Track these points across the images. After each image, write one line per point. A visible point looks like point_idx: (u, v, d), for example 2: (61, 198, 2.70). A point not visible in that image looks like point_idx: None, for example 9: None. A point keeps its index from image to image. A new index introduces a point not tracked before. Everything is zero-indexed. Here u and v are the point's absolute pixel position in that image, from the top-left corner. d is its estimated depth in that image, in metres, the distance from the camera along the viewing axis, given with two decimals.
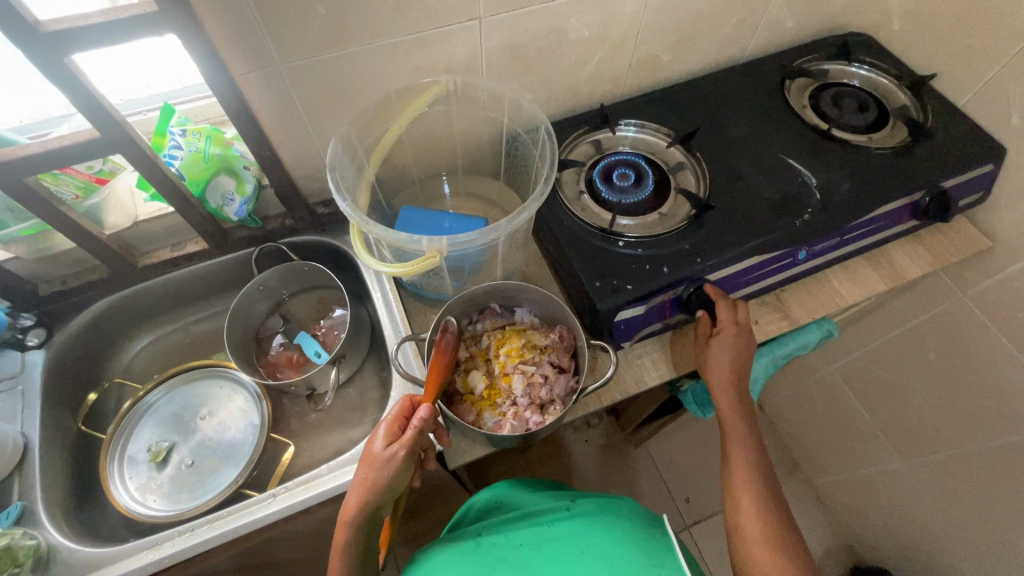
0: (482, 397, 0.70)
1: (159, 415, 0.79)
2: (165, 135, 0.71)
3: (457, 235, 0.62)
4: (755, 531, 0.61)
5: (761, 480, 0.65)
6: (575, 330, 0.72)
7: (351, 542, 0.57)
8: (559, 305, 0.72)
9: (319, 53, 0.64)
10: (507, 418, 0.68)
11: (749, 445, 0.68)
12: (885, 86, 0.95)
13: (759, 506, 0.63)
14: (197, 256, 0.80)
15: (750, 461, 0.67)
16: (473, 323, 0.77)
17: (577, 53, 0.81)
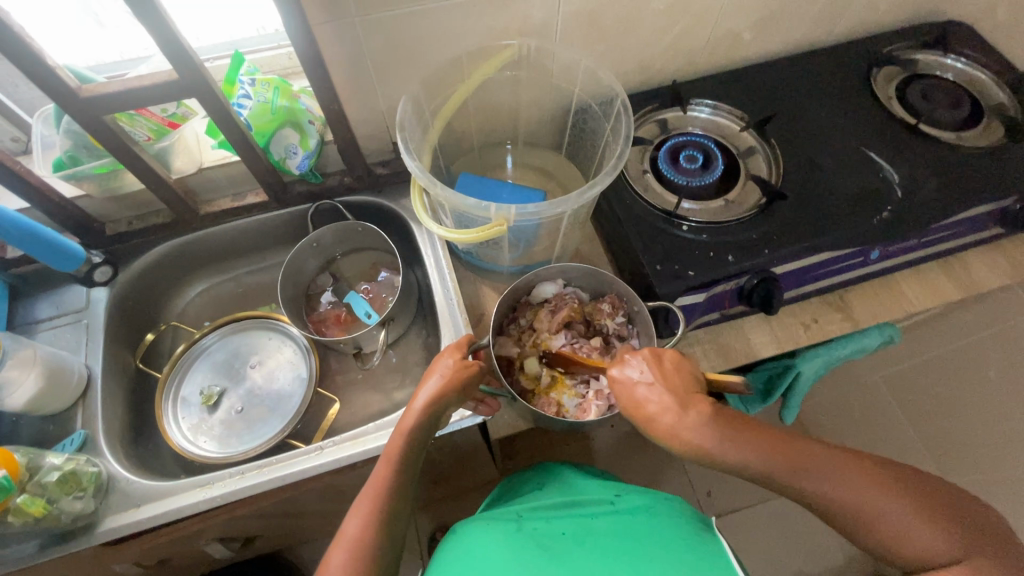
0: (552, 385, 0.69)
1: (212, 360, 0.80)
2: (234, 83, 0.70)
3: (527, 205, 0.60)
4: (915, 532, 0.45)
5: (896, 496, 0.46)
6: (626, 296, 0.70)
7: (407, 453, 0.55)
8: (606, 276, 0.71)
9: (396, 7, 0.62)
10: (590, 399, 0.66)
11: (840, 476, 0.47)
12: (982, 81, 0.89)
13: (889, 505, 0.46)
14: (256, 208, 0.81)
15: (869, 495, 0.46)
16: (515, 316, 0.74)
17: (657, 24, 0.77)
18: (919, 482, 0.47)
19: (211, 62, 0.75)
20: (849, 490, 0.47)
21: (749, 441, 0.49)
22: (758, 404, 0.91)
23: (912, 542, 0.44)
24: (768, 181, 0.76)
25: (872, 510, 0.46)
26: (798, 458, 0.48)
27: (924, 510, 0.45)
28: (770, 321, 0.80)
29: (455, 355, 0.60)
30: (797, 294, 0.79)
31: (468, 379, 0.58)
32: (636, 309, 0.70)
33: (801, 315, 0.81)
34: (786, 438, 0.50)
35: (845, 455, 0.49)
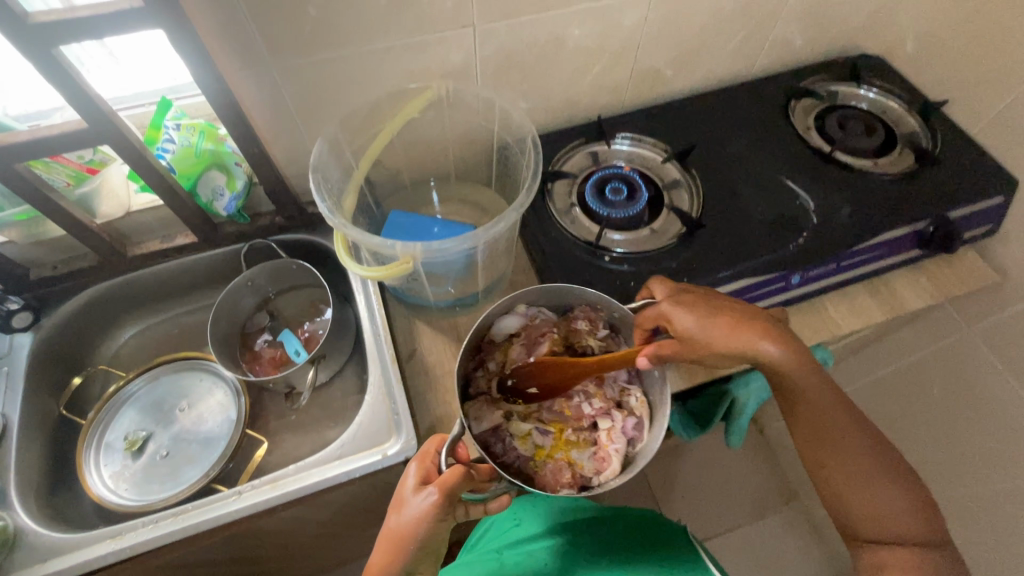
0: (550, 440, 0.63)
1: (140, 404, 0.79)
2: (159, 128, 0.72)
3: (431, 241, 0.60)
4: (893, 506, 0.57)
5: (900, 485, 0.57)
6: (601, 304, 0.66)
7: None
8: (574, 290, 0.65)
9: (312, 52, 0.65)
10: (605, 445, 0.61)
11: (868, 452, 0.58)
12: (895, 110, 0.93)
13: (887, 482, 0.57)
14: (186, 249, 0.80)
15: (880, 480, 0.57)
16: (481, 363, 0.66)
17: (576, 63, 0.81)
18: (917, 484, 0.58)
19: (126, 111, 0.75)
20: (863, 456, 0.58)
21: (809, 382, 0.59)
22: (699, 431, 0.93)
23: (885, 519, 0.57)
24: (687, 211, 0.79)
25: (872, 488, 0.57)
26: (847, 419, 0.59)
27: (913, 505, 0.57)
28: None
29: (417, 483, 0.55)
30: None
31: (424, 521, 0.53)
32: (618, 316, 0.65)
33: None
34: (836, 396, 0.59)
35: (879, 438, 0.59)
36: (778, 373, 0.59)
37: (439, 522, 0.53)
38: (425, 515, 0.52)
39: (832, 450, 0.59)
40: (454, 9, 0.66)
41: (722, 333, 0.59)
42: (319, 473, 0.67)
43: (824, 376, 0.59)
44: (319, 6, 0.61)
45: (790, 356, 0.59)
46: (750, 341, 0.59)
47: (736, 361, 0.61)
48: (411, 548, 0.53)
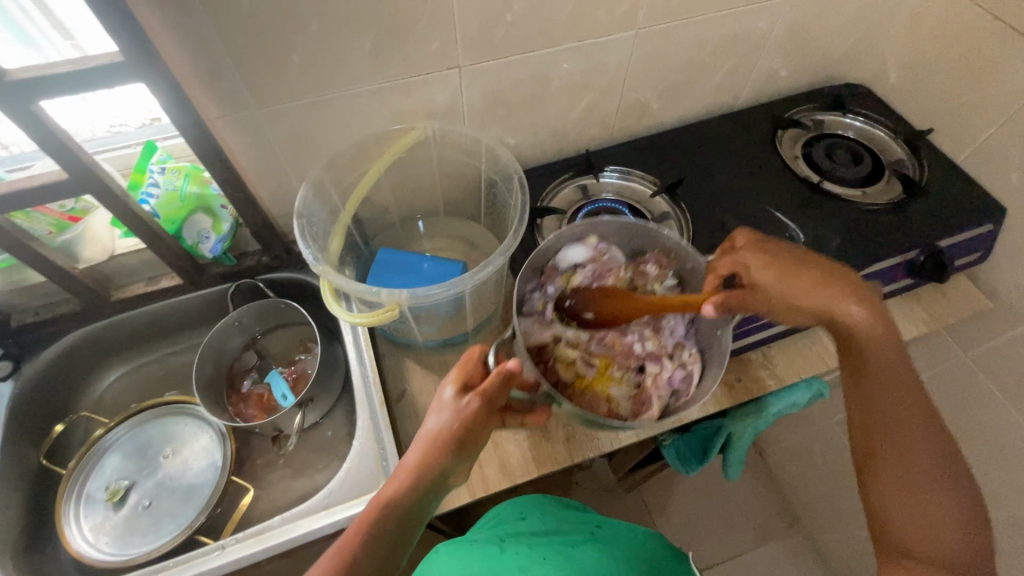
0: (594, 372, 0.64)
1: (121, 452, 0.77)
2: (144, 172, 0.72)
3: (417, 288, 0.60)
4: (945, 517, 0.53)
5: (960, 508, 0.53)
6: (677, 252, 0.68)
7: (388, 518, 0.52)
8: (654, 231, 0.68)
9: (297, 97, 0.65)
10: (647, 389, 0.64)
11: (930, 455, 0.55)
12: (881, 138, 0.93)
13: (946, 494, 0.53)
14: (171, 291, 0.80)
15: (940, 492, 0.53)
16: (541, 286, 0.68)
17: (562, 99, 0.81)
18: (980, 520, 0.53)
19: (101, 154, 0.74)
20: (923, 458, 0.55)
21: (889, 366, 0.58)
22: (696, 465, 0.91)
23: (933, 533, 0.52)
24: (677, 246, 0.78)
25: (928, 498, 0.53)
26: (918, 415, 0.56)
27: (968, 534, 0.52)
28: None
29: (456, 386, 0.57)
30: None
31: (466, 418, 0.54)
32: (691, 266, 0.68)
33: (724, 375, 0.81)
34: (917, 394, 0.57)
35: (950, 455, 0.55)
36: (855, 340, 0.59)
37: (472, 421, 0.54)
38: (469, 410, 0.54)
39: (895, 441, 0.56)
40: (439, 52, 0.67)
41: (801, 288, 0.60)
42: (305, 525, 0.65)
43: (906, 360, 0.58)
44: (303, 53, 0.61)
45: (872, 321, 0.59)
46: (835, 299, 0.60)
47: (809, 318, 0.62)
48: (444, 447, 0.53)
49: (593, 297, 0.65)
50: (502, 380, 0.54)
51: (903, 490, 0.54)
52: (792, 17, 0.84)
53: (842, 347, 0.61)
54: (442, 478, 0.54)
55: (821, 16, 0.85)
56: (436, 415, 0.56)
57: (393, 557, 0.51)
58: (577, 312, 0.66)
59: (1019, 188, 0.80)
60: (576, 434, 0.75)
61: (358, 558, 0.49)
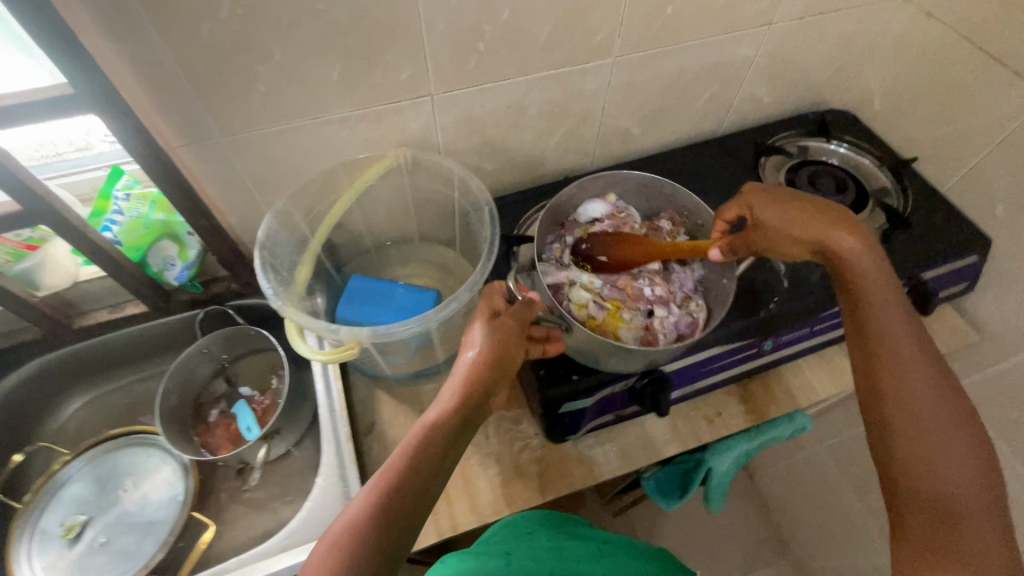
0: (605, 313, 0.68)
1: (80, 486, 0.74)
2: (109, 198, 0.70)
3: (377, 325, 0.59)
4: (954, 448, 0.50)
5: (970, 454, 0.50)
6: (691, 211, 0.76)
7: (426, 441, 0.50)
8: (669, 191, 0.76)
9: (263, 125, 0.64)
10: (654, 329, 0.68)
11: (931, 386, 0.53)
12: (867, 165, 0.90)
13: (953, 425, 0.51)
14: (136, 318, 0.77)
15: (949, 437, 0.51)
16: (561, 237, 0.75)
17: (539, 125, 0.80)
18: (994, 468, 0.50)
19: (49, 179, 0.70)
20: (927, 392, 0.53)
21: (885, 310, 0.57)
22: (679, 499, 0.88)
23: (941, 480, 0.50)
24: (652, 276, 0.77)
25: (935, 444, 0.51)
26: (917, 348, 0.55)
27: (980, 480, 0.49)
28: (671, 415, 0.78)
29: (487, 313, 0.58)
30: (697, 389, 0.77)
31: (498, 342, 0.55)
32: (702, 223, 0.75)
33: (704, 409, 0.79)
34: (917, 337, 0.56)
35: (959, 399, 0.53)
36: (848, 275, 0.60)
37: (511, 344, 0.56)
38: (500, 330, 0.56)
39: (898, 387, 0.54)
40: (409, 81, 0.65)
41: (799, 225, 0.63)
42: (263, 567, 0.63)
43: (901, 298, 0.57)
44: (267, 82, 0.60)
45: (864, 252, 0.60)
46: (829, 234, 0.62)
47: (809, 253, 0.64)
48: (484, 370, 0.54)
49: (610, 243, 0.72)
50: (533, 310, 0.59)
51: (910, 423, 0.52)
52: (774, 46, 0.83)
53: (837, 280, 0.62)
54: (483, 401, 0.55)
55: (803, 44, 0.84)
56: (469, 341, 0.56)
57: (427, 483, 0.49)
58: (593, 256, 0.72)
59: (1004, 220, 0.79)
60: (549, 469, 0.74)
61: (408, 483, 0.48)
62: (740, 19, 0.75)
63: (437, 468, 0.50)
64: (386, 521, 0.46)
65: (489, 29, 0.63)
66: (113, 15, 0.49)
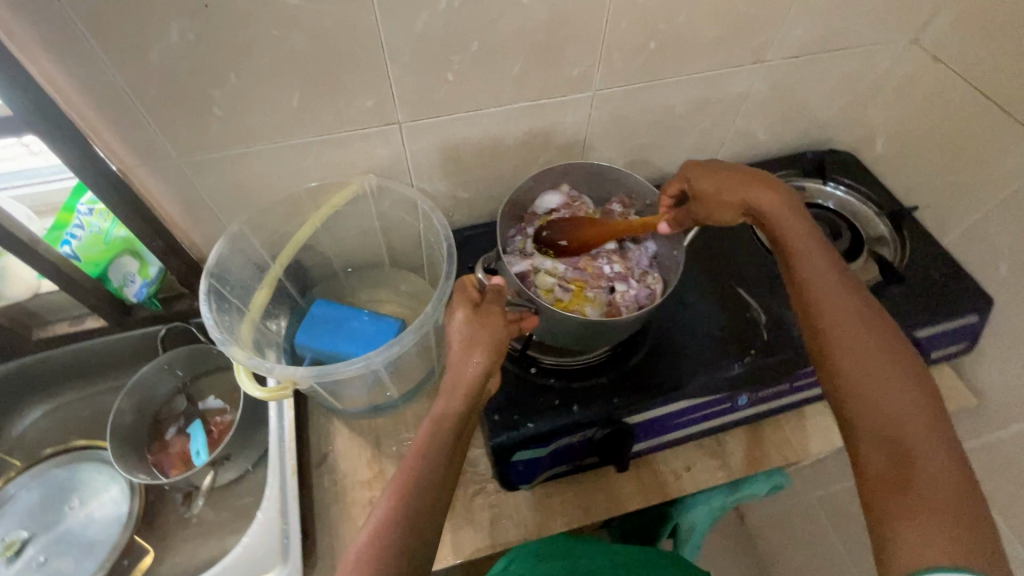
0: (570, 295, 0.66)
1: (27, 500, 0.74)
2: (72, 211, 0.69)
3: (311, 368, 0.57)
4: (900, 395, 0.48)
5: (913, 390, 0.48)
6: (639, 191, 0.73)
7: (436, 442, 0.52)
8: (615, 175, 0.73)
9: (221, 148, 0.62)
10: (617, 303, 0.66)
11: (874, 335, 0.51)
12: (864, 213, 0.85)
13: (898, 370, 0.49)
14: (96, 331, 0.76)
15: (891, 376, 0.49)
16: (522, 229, 0.72)
17: (517, 155, 0.77)
18: (940, 405, 0.48)
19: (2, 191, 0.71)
20: (868, 342, 0.51)
21: (815, 260, 0.57)
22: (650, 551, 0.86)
23: (891, 420, 0.47)
24: None
25: (880, 384, 0.49)
26: (856, 300, 0.54)
27: (930, 417, 0.47)
28: (637, 467, 0.74)
29: (466, 305, 0.57)
30: (666, 441, 0.73)
31: (482, 330, 0.56)
32: (649, 204, 0.73)
33: (673, 462, 0.74)
34: (850, 285, 0.55)
35: (896, 339, 0.51)
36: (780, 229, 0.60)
37: (501, 331, 0.56)
38: (482, 317, 0.56)
39: (839, 342, 0.52)
40: (375, 108, 0.63)
41: (731, 189, 0.63)
42: None
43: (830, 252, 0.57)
44: (224, 105, 0.58)
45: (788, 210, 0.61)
46: (756, 196, 0.62)
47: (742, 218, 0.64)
48: (476, 361, 0.54)
49: (567, 226, 0.69)
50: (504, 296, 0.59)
51: (857, 375, 0.50)
52: (770, 83, 0.79)
53: (773, 240, 0.62)
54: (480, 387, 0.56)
55: (803, 84, 0.80)
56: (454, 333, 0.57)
57: (442, 480, 0.51)
58: (553, 242, 0.69)
59: (1010, 280, 0.73)
60: (501, 518, 0.70)
61: (423, 484, 0.50)
62: (732, 56, 0.72)
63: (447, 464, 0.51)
64: (408, 523, 0.48)
65: (458, 59, 0.61)
66: (60, 38, 0.48)
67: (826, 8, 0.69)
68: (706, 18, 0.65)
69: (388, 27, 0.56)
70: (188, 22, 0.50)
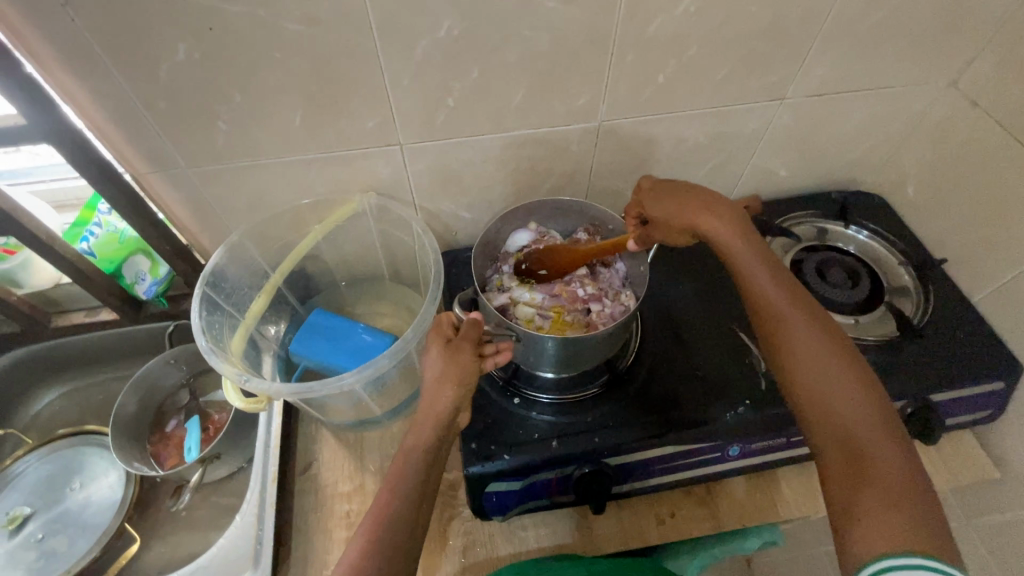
0: (550, 322, 0.66)
1: (33, 478, 0.79)
2: (93, 209, 0.73)
3: (284, 385, 0.59)
4: (850, 398, 0.51)
5: (856, 384, 0.51)
6: (600, 219, 0.72)
7: (407, 476, 0.53)
8: (576, 207, 0.72)
9: (227, 160, 0.64)
10: (597, 321, 0.65)
11: (821, 343, 0.54)
12: (887, 259, 0.81)
13: (845, 374, 0.52)
14: (110, 323, 0.81)
15: (836, 373, 0.52)
16: (498, 268, 0.72)
17: (521, 181, 0.76)
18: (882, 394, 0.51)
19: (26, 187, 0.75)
20: (817, 351, 0.53)
21: (755, 264, 0.60)
22: None
23: (839, 418, 0.50)
24: (614, 357, 0.72)
25: (827, 383, 0.52)
26: (801, 311, 0.56)
27: (875, 409, 0.50)
28: (619, 508, 0.71)
29: (440, 341, 0.58)
30: (650, 485, 0.70)
31: (457, 366, 0.56)
32: (612, 229, 0.71)
33: (657, 507, 0.71)
34: (788, 286, 0.58)
35: (835, 336, 0.55)
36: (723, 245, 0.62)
37: (472, 365, 0.57)
38: (456, 351, 0.57)
39: (791, 354, 0.54)
40: (376, 129, 0.64)
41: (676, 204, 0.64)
42: None
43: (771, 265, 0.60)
44: (229, 121, 0.60)
45: (729, 223, 0.62)
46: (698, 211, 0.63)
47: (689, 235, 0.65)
48: (450, 393, 0.55)
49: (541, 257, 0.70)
50: (480, 327, 0.59)
51: (810, 383, 0.53)
52: (790, 121, 0.75)
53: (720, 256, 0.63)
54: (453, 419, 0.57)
55: (827, 122, 0.76)
56: (428, 367, 0.58)
57: (417, 517, 0.51)
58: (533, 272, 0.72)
59: None
60: (473, 547, 0.68)
61: (403, 512, 0.50)
62: (747, 92, 0.69)
63: (417, 500, 0.51)
64: (393, 549, 0.48)
65: (459, 86, 0.61)
66: (72, 56, 0.50)
67: (853, 47, 0.66)
68: (718, 53, 0.63)
69: (388, 53, 0.56)
70: (193, 43, 0.51)
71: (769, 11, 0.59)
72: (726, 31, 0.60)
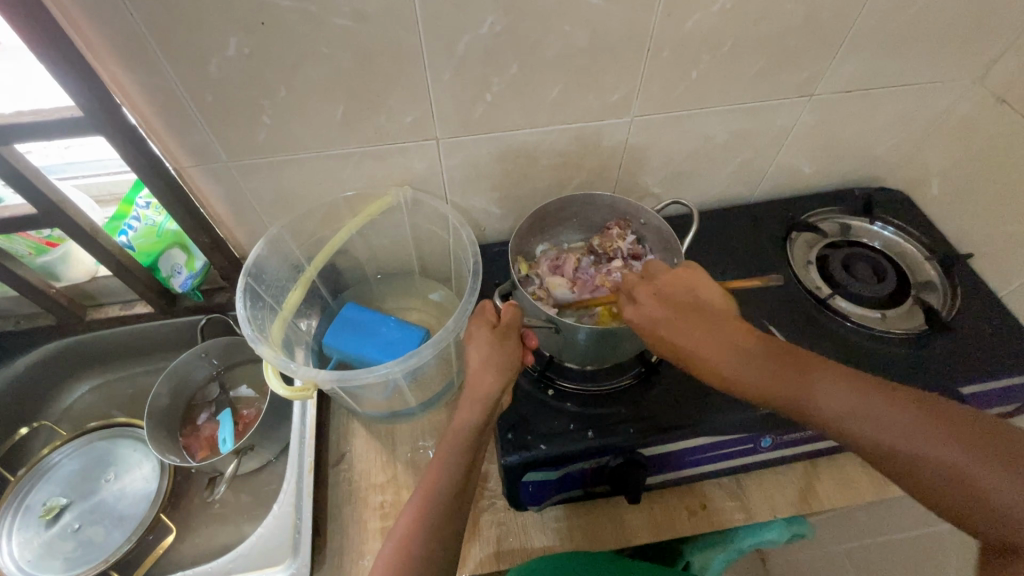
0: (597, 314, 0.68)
1: (67, 469, 0.79)
2: (131, 203, 0.73)
3: (333, 371, 0.59)
4: (914, 447, 0.44)
5: (958, 444, 0.42)
6: (630, 213, 0.72)
7: (452, 457, 0.53)
8: (608, 199, 0.72)
9: (267, 154, 0.65)
10: None
11: (836, 389, 0.48)
12: (912, 254, 0.82)
13: (888, 422, 0.45)
14: (143, 316, 0.82)
15: (923, 438, 0.44)
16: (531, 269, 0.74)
17: (551, 176, 0.77)
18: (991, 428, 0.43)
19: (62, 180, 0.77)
20: (838, 404, 0.48)
21: (727, 339, 0.55)
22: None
23: (932, 475, 0.43)
24: (646, 350, 0.72)
25: (888, 439, 0.45)
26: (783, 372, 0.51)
27: (986, 458, 0.41)
28: (650, 500, 0.72)
29: (484, 327, 0.60)
30: (683, 475, 0.71)
31: (499, 351, 0.58)
32: (642, 222, 0.72)
33: (688, 498, 0.72)
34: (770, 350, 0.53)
35: (924, 404, 0.45)
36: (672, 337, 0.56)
37: (515, 352, 0.59)
38: (501, 336, 0.59)
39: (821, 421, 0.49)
40: (414, 124, 0.65)
41: (657, 296, 0.58)
42: None
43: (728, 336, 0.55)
44: (273, 115, 0.61)
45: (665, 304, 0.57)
46: (652, 309, 0.58)
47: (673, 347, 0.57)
48: (488, 378, 0.56)
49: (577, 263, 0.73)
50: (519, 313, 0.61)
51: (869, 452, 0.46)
52: (817, 118, 0.76)
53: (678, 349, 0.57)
54: (494, 402, 0.57)
55: (855, 118, 0.77)
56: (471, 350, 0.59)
57: (463, 495, 0.52)
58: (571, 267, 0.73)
59: None
60: (507, 538, 0.69)
61: (443, 490, 0.51)
62: (777, 88, 0.70)
63: (462, 479, 0.52)
64: (432, 536, 0.49)
65: (497, 81, 0.62)
66: (126, 50, 0.52)
67: (885, 42, 0.66)
68: (751, 49, 0.64)
69: (432, 48, 0.57)
70: (244, 37, 0.53)
71: (804, 7, 0.60)
72: (760, 29, 0.62)
